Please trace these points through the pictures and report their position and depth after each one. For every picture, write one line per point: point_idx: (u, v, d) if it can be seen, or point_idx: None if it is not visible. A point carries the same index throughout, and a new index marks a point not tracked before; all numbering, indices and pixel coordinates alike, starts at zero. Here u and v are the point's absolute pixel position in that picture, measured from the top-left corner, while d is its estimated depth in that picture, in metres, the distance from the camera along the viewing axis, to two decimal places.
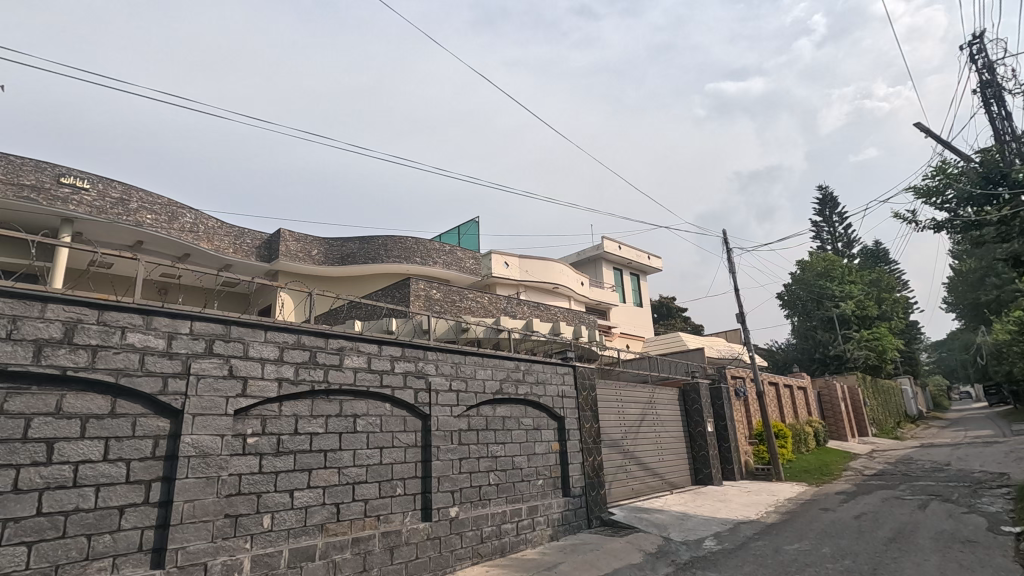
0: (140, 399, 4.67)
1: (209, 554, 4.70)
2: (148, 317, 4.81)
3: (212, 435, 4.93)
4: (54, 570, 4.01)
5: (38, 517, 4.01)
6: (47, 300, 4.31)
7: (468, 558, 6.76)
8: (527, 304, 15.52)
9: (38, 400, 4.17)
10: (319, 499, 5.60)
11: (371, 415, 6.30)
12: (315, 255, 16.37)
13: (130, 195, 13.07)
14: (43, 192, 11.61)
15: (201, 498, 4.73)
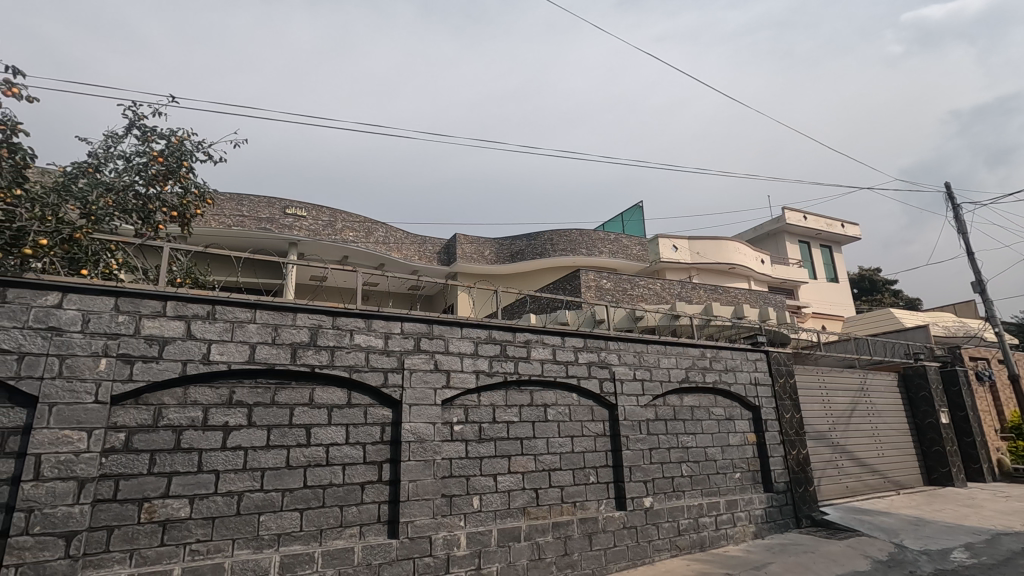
0: (369, 391, 5.40)
1: (432, 528, 5.27)
2: (369, 320, 5.53)
3: (426, 423, 5.52)
4: (320, 534, 4.85)
5: (305, 489, 4.88)
6: (297, 310, 5.18)
7: (667, 550, 6.64)
8: (702, 288, 14.67)
9: (297, 393, 5.06)
10: (519, 484, 5.94)
11: (560, 404, 6.50)
12: (488, 255, 17.43)
13: (336, 217, 15.26)
14: (275, 222, 14.10)
15: (421, 479, 5.32)
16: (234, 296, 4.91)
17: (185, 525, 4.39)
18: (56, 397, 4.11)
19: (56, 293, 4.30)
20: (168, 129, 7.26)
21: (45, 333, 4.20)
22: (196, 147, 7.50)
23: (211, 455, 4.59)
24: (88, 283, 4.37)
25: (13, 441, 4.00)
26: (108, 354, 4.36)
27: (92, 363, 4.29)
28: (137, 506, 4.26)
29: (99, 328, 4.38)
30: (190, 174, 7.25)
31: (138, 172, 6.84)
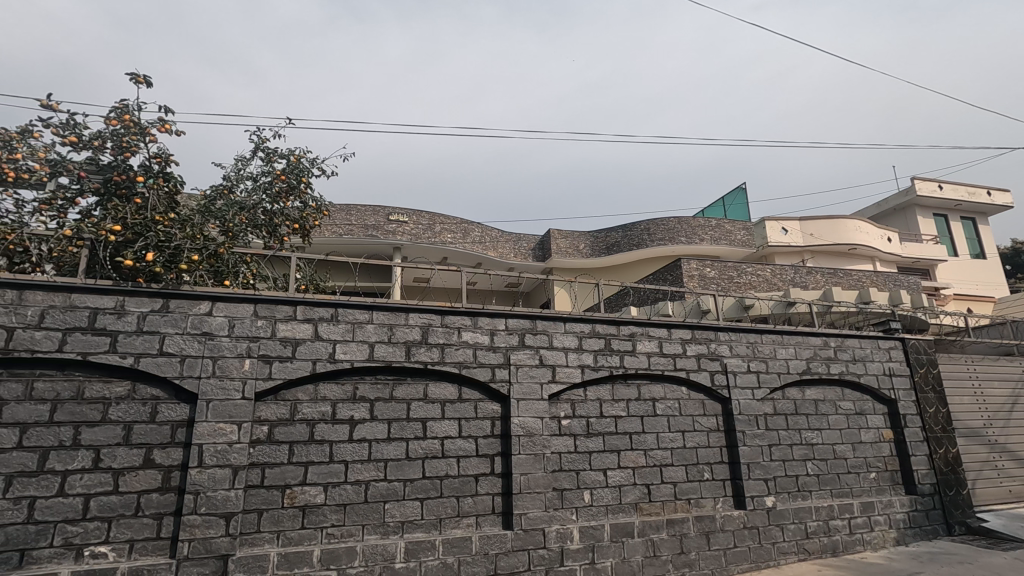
0: (478, 386, 5.56)
1: (545, 521, 5.34)
2: (475, 318, 5.69)
3: (534, 417, 5.59)
4: (440, 522, 5.09)
5: (424, 480, 5.14)
6: (409, 310, 5.47)
7: (794, 553, 6.22)
8: (819, 272, 13.53)
9: (412, 388, 5.34)
10: (630, 479, 5.84)
11: (669, 398, 6.30)
12: (583, 248, 17.31)
13: (435, 221, 15.89)
14: (380, 229, 14.98)
15: (532, 472, 5.40)
16: (353, 299, 5.27)
17: (322, 510, 4.79)
18: (211, 394, 4.66)
19: (206, 302, 4.86)
20: (286, 149, 7.95)
21: (200, 337, 4.77)
22: (311, 164, 8.15)
23: (340, 447, 4.97)
24: (232, 292, 4.91)
25: (180, 432, 4.58)
26: (251, 354, 4.87)
27: (239, 363, 4.81)
28: (281, 491, 4.71)
29: (242, 331, 4.90)
30: (308, 189, 7.90)
31: (264, 190, 7.56)
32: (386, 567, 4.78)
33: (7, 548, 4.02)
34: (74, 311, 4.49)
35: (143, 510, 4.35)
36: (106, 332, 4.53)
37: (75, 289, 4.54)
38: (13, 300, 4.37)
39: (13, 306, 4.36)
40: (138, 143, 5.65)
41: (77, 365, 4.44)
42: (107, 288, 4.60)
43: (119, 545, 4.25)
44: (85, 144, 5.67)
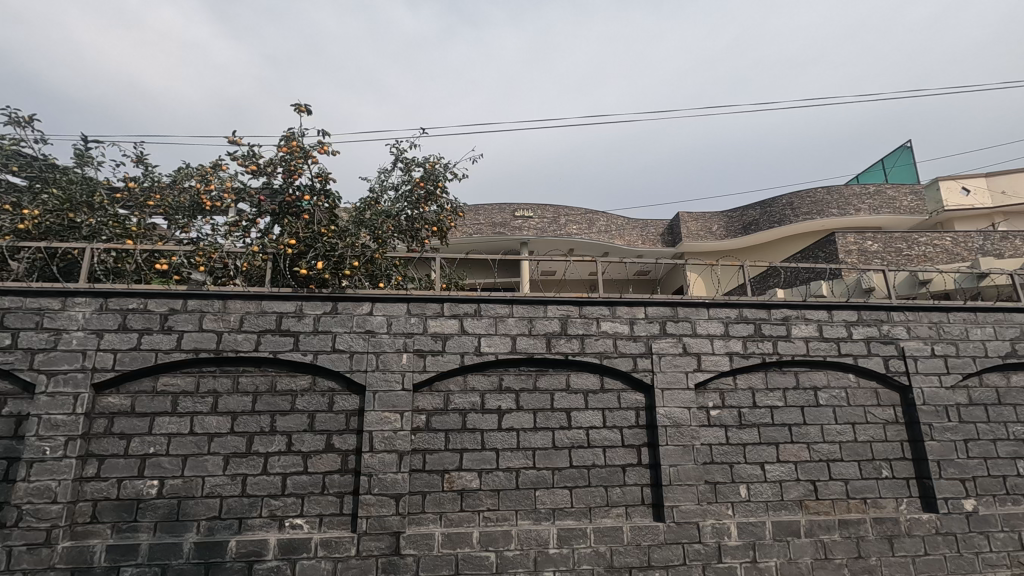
0: (620, 376, 5.50)
1: (699, 515, 5.13)
2: (613, 307, 5.63)
3: (681, 407, 5.39)
4: (590, 511, 5.13)
5: (571, 468, 5.21)
6: (547, 302, 5.56)
7: (1004, 566, 5.33)
8: (1017, 236, 11.38)
9: (555, 379, 5.43)
10: (792, 474, 5.40)
11: (833, 387, 5.71)
12: (717, 230, 16.29)
13: (559, 213, 15.96)
14: (507, 226, 15.40)
15: (682, 464, 5.22)
16: (494, 294, 5.49)
17: (478, 494, 5.06)
18: (376, 385, 5.14)
19: (367, 303, 5.36)
20: (423, 157, 8.48)
21: (364, 335, 5.28)
22: (445, 169, 8.61)
23: (491, 435, 5.22)
24: (388, 293, 5.35)
25: (353, 420, 5.12)
26: (407, 349, 5.28)
27: (398, 357, 5.25)
28: (440, 476, 5.07)
29: (399, 328, 5.34)
30: (444, 193, 8.37)
31: (406, 198, 8.14)
32: (540, 552, 4.93)
33: (229, 516, 4.80)
34: (264, 315, 5.22)
35: (328, 488, 4.93)
36: (290, 333, 5.20)
37: (264, 297, 5.26)
38: (220, 308, 5.19)
39: (220, 313, 5.18)
40: (303, 165, 6.36)
41: (269, 361, 5.16)
42: (289, 294, 5.26)
43: (311, 518, 4.87)
44: (262, 171, 6.54)
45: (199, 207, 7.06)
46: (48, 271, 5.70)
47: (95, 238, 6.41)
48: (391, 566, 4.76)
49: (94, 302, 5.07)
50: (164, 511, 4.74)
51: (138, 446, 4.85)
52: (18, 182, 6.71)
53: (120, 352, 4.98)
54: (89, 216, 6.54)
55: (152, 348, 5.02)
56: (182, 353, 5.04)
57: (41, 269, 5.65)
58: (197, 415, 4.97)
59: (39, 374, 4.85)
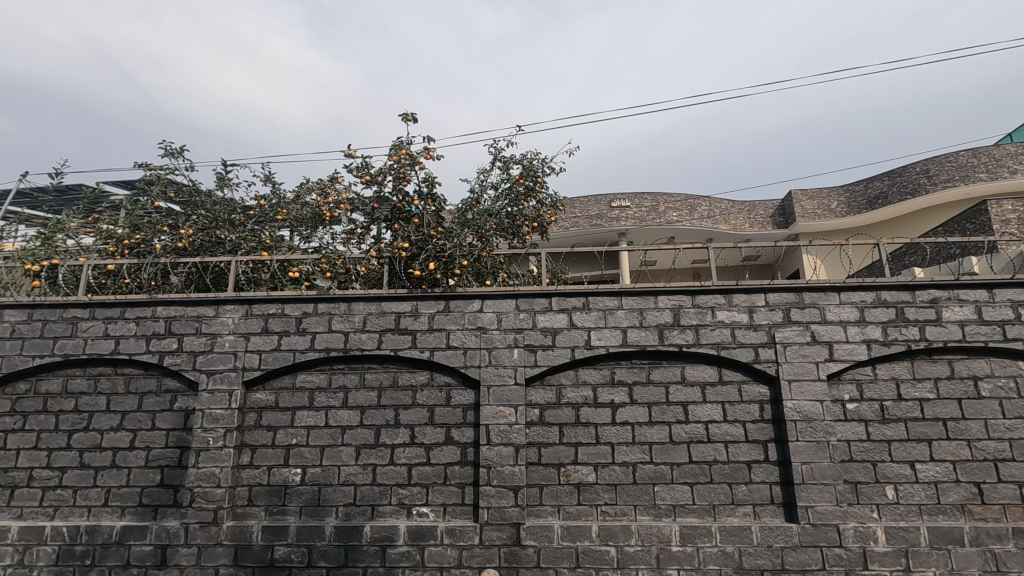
0: (740, 368, 5.21)
1: (839, 517, 4.73)
2: (729, 295, 5.33)
3: (812, 400, 4.99)
4: (713, 509, 4.91)
5: (692, 464, 5.01)
6: (657, 293, 5.38)
7: None
8: None
9: (669, 371, 5.25)
10: (950, 475, 4.81)
11: (997, 376, 5.00)
12: (836, 207, 14.91)
13: (658, 201, 15.46)
14: (604, 218, 15.18)
15: (816, 462, 4.83)
16: (602, 287, 5.41)
17: (594, 489, 5.03)
18: (490, 380, 5.28)
19: (477, 301, 5.51)
20: (520, 154, 8.56)
21: (476, 331, 5.44)
22: (543, 165, 8.64)
23: (605, 429, 5.16)
24: (497, 290, 5.47)
25: (470, 414, 5.30)
26: (518, 345, 5.36)
27: (509, 353, 5.35)
28: (556, 469, 5.10)
29: (509, 324, 5.43)
30: (543, 189, 8.40)
31: (506, 197, 8.26)
32: (663, 549, 4.80)
33: (362, 503, 5.16)
34: (385, 315, 5.55)
35: (450, 479, 5.14)
36: (407, 331, 5.48)
37: (383, 298, 5.58)
38: (345, 310, 5.59)
39: (346, 315, 5.58)
40: (411, 172, 6.67)
41: (391, 359, 5.48)
42: (404, 295, 5.55)
43: (436, 507, 5.10)
44: (374, 180, 6.95)
45: (320, 218, 7.66)
46: (201, 283, 6.47)
47: (236, 252, 7.18)
48: (513, 557, 4.87)
49: (240, 309, 5.67)
50: (307, 497, 5.20)
51: (283, 437, 5.36)
52: (173, 207, 7.68)
53: (264, 352, 5.54)
54: (231, 232, 7.33)
55: (289, 349, 5.52)
56: (316, 352, 5.50)
57: (196, 280, 6.42)
58: (330, 409, 5.40)
59: (201, 373, 5.52)
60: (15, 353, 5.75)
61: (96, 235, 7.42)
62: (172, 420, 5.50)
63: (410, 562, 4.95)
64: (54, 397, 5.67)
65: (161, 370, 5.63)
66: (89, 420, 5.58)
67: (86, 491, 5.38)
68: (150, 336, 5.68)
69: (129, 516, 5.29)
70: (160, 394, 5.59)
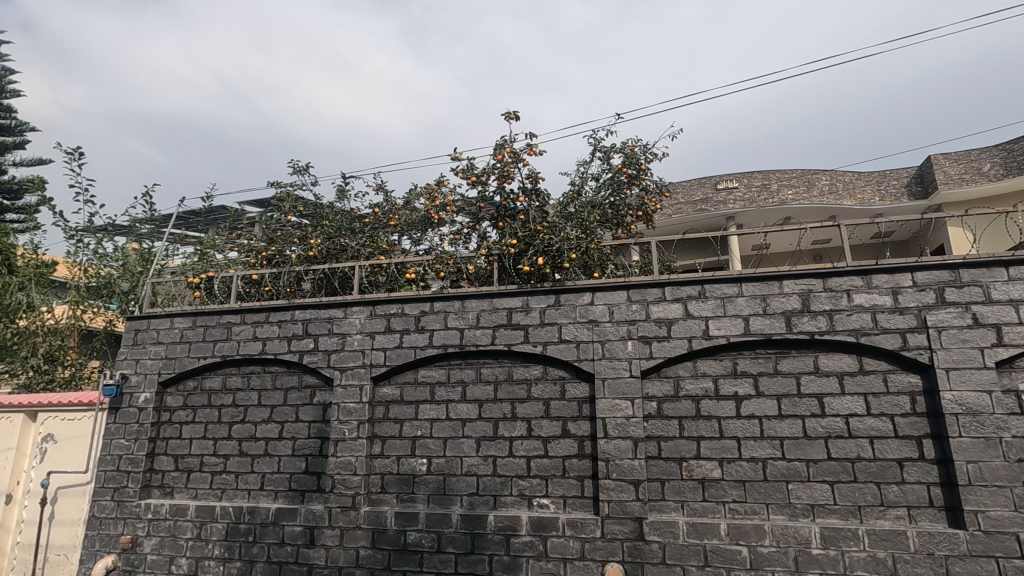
0: (884, 356, 4.72)
1: (1018, 524, 4.13)
2: (867, 277, 4.83)
3: (976, 391, 4.40)
4: (859, 510, 4.50)
5: (830, 461, 4.63)
6: (782, 278, 5.01)
7: None
8: None
9: (800, 361, 4.88)
10: None
11: None
12: (990, 169, 12.97)
13: (769, 179, 14.42)
14: (709, 201, 14.45)
15: (985, 461, 4.26)
16: (720, 273, 5.14)
17: (721, 485, 4.81)
18: (604, 373, 5.23)
19: (588, 293, 5.48)
20: (621, 142, 8.37)
21: (588, 324, 5.41)
22: (644, 151, 8.38)
23: (729, 423, 4.91)
24: (608, 281, 5.39)
25: (585, 407, 5.28)
26: (632, 337, 5.26)
27: (623, 345, 5.26)
28: (678, 464, 4.94)
29: (621, 316, 5.34)
30: (646, 176, 8.15)
31: (608, 186, 8.12)
32: (801, 551, 4.49)
33: (485, 493, 5.34)
34: (497, 312, 5.68)
35: (568, 472, 5.17)
36: (520, 326, 5.58)
37: (495, 295, 5.72)
38: (459, 308, 5.81)
39: (460, 312, 5.79)
40: (514, 169, 6.77)
41: (505, 353, 5.61)
42: (515, 290, 5.65)
43: (556, 499, 5.15)
44: (479, 180, 7.16)
45: (429, 221, 8.02)
46: (329, 287, 7.04)
47: (358, 258, 7.72)
48: (637, 552, 4.79)
49: (365, 310, 6.09)
50: (434, 485, 5.48)
51: (409, 429, 5.70)
52: (302, 219, 8.43)
53: (388, 350, 5.91)
54: (352, 240, 7.91)
55: (411, 346, 5.84)
56: (435, 348, 5.77)
57: (325, 285, 7.00)
58: (451, 402, 5.65)
59: (335, 370, 6.02)
60: (185, 355, 6.62)
61: (239, 249, 8.33)
62: (313, 413, 6.05)
63: (533, 552, 5.04)
64: (217, 393, 6.46)
65: (301, 367, 6.21)
66: (245, 413, 6.29)
67: (247, 475, 6.08)
68: (291, 337, 6.28)
69: (282, 498, 5.90)
70: (301, 389, 6.17)
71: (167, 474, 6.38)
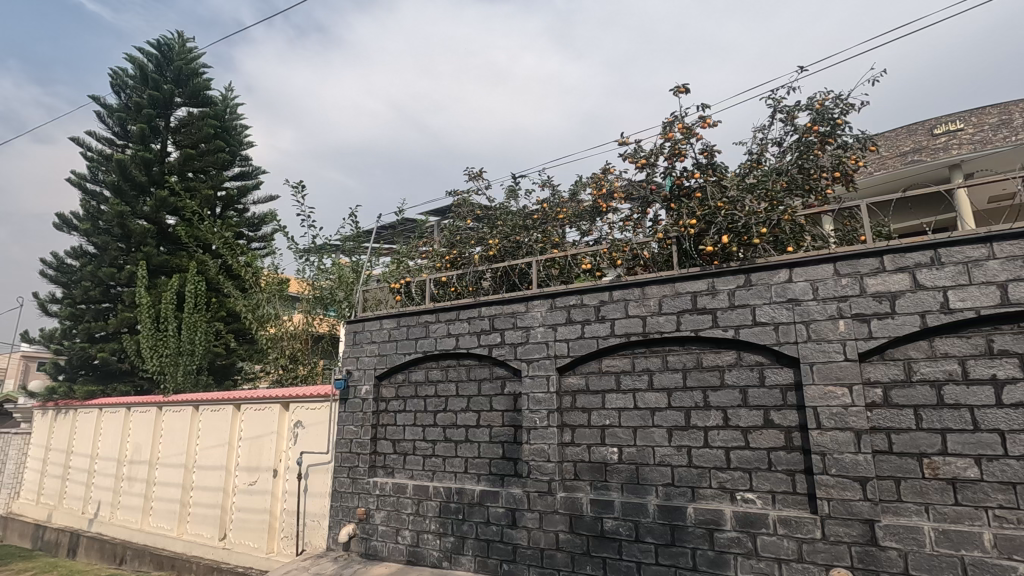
0: None
1: None
2: None
3: None
4: None
5: None
6: None
7: None
8: None
9: None
10: None
11: None
12: None
13: (1011, 113, 11.66)
14: (924, 150, 12.17)
15: None
16: (960, 234, 4.28)
17: (979, 487, 4.01)
18: (812, 357, 4.69)
19: (784, 270, 4.96)
20: (808, 98, 7.42)
21: (788, 304, 4.89)
22: (838, 103, 7.32)
23: (986, 412, 4.07)
24: (809, 255, 4.82)
25: (791, 395, 4.80)
26: (844, 315, 4.64)
27: (833, 325, 4.66)
28: (917, 460, 4.23)
29: (828, 293, 4.74)
30: (842, 132, 7.12)
31: (796, 149, 7.25)
32: None
33: (682, 484, 5.16)
34: (680, 297, 5.43)
35: (776, 465, 4.75)
36: (707, 310, 5.27)
37: (676, 279, 5.48)
38: (639, 295, 5.68)
39: (641, 299, 5.66)
40: (687, 145, 6.41)
41: (692, 340, 5.35)
42: (700, 273, 5.34)
43: (763, 494, 4.77)
44: (648, 163, 6.92)
45: (597, 210, 7.99)
46: (509, 283, 7.41)
47: (533, 254, 7.98)
48: (870, 558, 4.22)
49: (546, 303, 6.29)
50: (627, 474, 5.44)
51: (597, 418, 5.74)
52: (479, 223, 9.01)
53: (571, 341, 6.02)
54: (526, 237, 8.22)
55: (593, 336, 5.88)
56: (617, 337, 5.73)
57: (506, 282, 7.38)
58: (638, 391, 5.56)
59: (522, 361, 6.32)
60: (393, 352, 7.51)
61: (427, 255, 9.19)
62: (505, 403, 6.43)
63: (742, 549, 4.73)
64: (421, 384, 7.21)
65: (491, 360, 6.64)
66: (446, 402, 6.92)
67: (452, 459, 6.69)
68: (480, 332, 6.74)
69: (484, 481, 6.37)
70: (493, 380, 6.60)
71: (388, 456, 7.30)
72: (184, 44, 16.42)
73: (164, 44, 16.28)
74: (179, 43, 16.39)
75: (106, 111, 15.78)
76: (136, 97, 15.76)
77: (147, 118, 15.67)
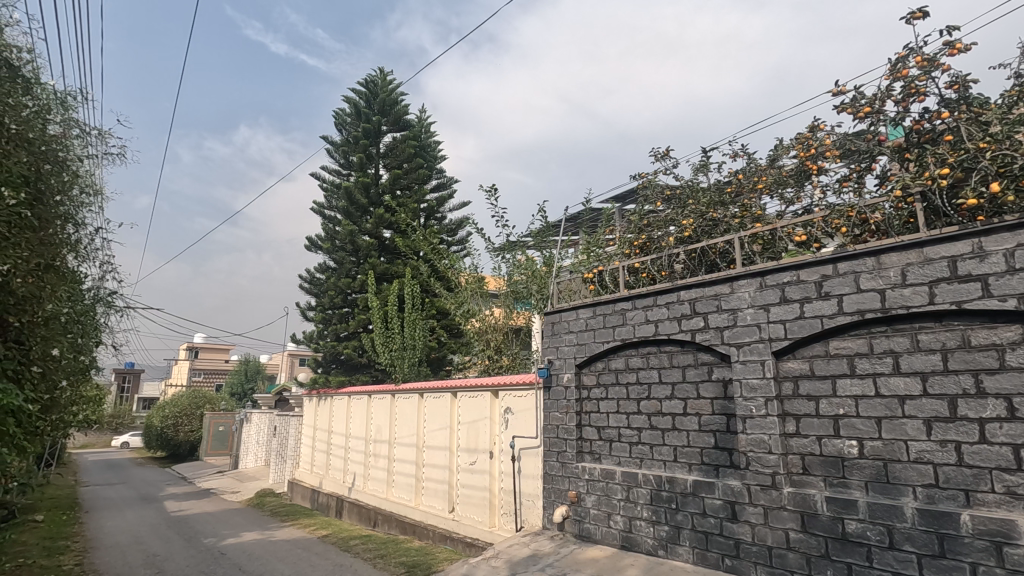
0: None
1: None
2: None
3: None
4: None
5: None
6: None
7: None
8: None
9: None
10: None
11: None
12: None
13: None
14: None
15: None
16: None
17: None
18: None
19: None
20: None
21: None
22: None
23: None
24: None
25: None
26: None
27: None
28: None
29: None
30: None
31: None
32: None
33: (951, 486, 4.33)
34: (932, 264, 4.54)
35: None
36: (973, 278, 4.32)
37: (925, 244, 4.59)
38: (874, 265, 4.89)
39: (876, 271, 4.87)
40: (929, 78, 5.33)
41: (953, 314, 4.44)
42: (959, 233, 4.40)
43: None
44: (872, 110, 5.93)
45: (805, 173, 7.12)
46: (708, 263, 6.99)
47: (732, 230, 7.40)
48: None
49: (755, 282, 5.78)
50: (872, 471, 4.75)
51: (828, 407, 5.11)
52: (668, 204, 8.70)
53: (789, 322, 5.45)
54: (722, 212, 7.66)
55: (816, 315, 5.24)
56: (848, 316, 5.02)
57: (704, 263, 6.98)
58: (879, 376, 4.81)
59: (731, 346, 5.91)
60: (592, 341, 7.63)
61: (616, 242, 9.16)
62: (714, 389, 6.10)
63: None
64: (622, 372, 7.21)
65: (696, 345, 6.34)
66: (650, 390, 6.81)
67: (660, 447, 6.57)
68: (680, 317, 6.49)
69: (697, 471, 6.13)
70: (699, 366, 6.30)
71: (593, 443, 7.46)
72: (385, 78, 18.75)
73: (370, 81, 18.80)
74: (381, 78, 18.77)
75: (334, 148, 18.80)
76: (354, 132, 18.52)
77: (363, 147, 18.32)
